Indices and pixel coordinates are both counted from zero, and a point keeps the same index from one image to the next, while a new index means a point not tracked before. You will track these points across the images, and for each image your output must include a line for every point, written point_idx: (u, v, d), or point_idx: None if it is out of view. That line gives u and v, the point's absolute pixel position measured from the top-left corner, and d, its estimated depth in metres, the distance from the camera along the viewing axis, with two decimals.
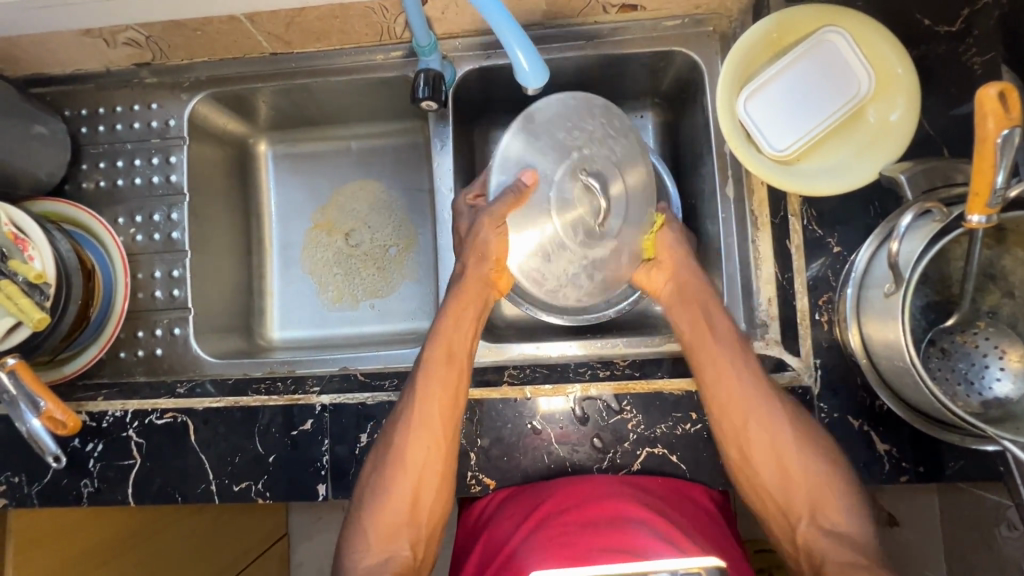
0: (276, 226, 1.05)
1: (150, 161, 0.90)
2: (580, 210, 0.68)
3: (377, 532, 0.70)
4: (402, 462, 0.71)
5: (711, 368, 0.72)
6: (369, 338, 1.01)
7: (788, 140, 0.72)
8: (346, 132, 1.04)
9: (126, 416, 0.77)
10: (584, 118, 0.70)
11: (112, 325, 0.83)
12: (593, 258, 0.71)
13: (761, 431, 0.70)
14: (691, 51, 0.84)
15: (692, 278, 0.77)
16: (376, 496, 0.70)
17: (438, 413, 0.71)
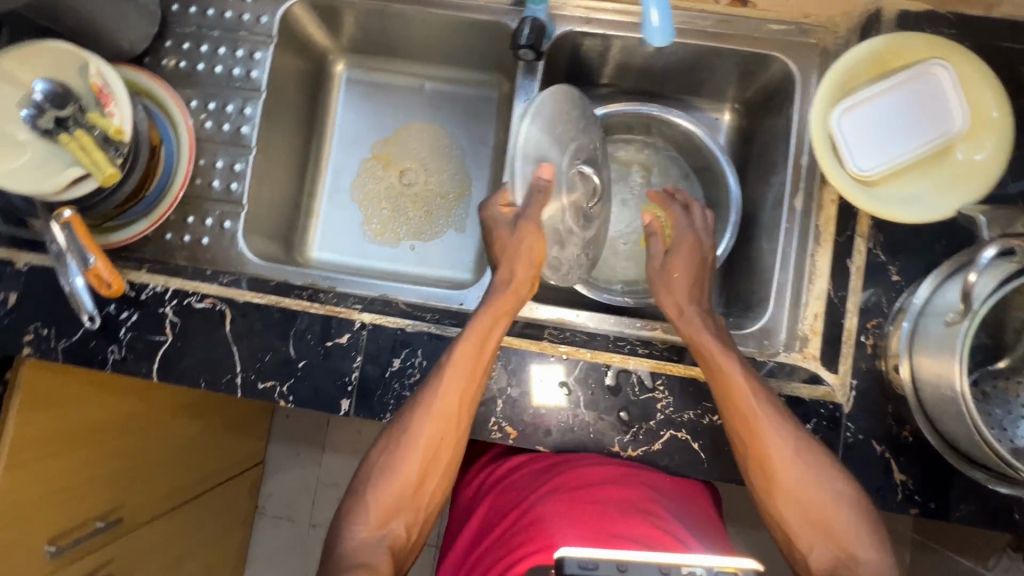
0: (335, 148, 1.06)
1: (233, 52, 0.88)
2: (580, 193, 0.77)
3: (381, 502, 0.68)
4: (422, 442, 0.69)
5: (738, 415, 0.68)
6: (407, 275, 1.02)
7: (874, 162, 0.72)
8: (423, 72, 1.06)
9: (165, 293, 0.76)
10: (547, 110, 0.72)
11: (167, 204, 0.83)
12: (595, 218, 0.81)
13: (774, 428, 0.67)
14: (790, 60, 0.83)
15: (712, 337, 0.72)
16: (389, 467, 0.69)
17: (464, 401, 0.70)
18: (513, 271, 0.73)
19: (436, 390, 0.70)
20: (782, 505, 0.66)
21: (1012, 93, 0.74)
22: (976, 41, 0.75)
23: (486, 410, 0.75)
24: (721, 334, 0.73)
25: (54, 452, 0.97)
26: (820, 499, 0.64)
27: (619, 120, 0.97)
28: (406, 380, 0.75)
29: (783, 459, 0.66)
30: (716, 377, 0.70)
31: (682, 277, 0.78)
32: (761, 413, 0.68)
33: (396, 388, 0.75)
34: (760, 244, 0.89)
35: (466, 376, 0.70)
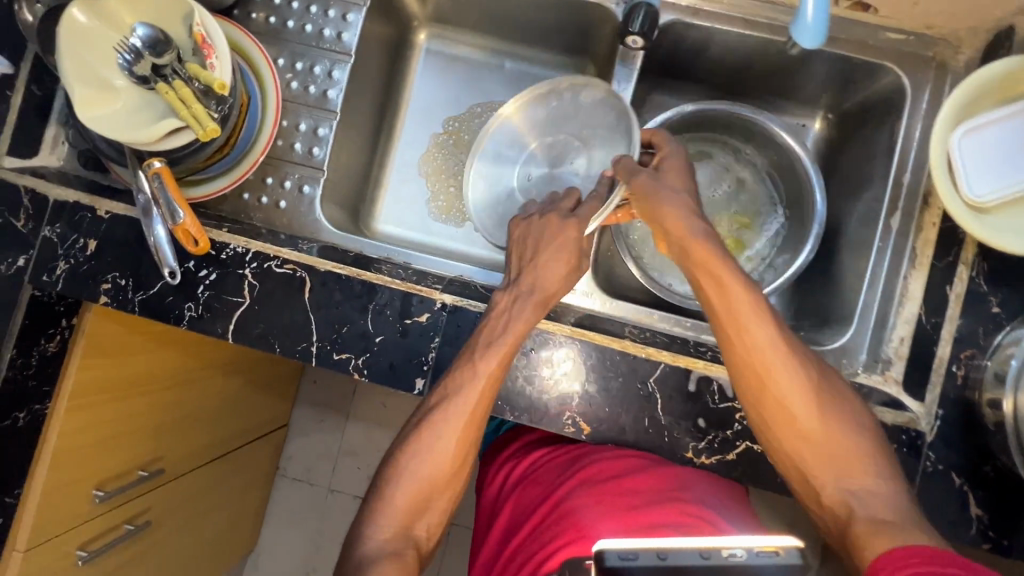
0: (408, 119, 1.03)
1: (325, 11, 0.85)
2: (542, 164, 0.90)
3: (403, 505, 0.67)
4: (446, 440, 0.68)
5: (734, 331, 0.65)
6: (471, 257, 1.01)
7: (993, 187, 0.69)
8: (505, 49, 1.02)
9: (245, 254, 0.75)
10: (609, 118, 0.84)
11: (247, 163, 0.81)
12: (498, 158, 0.91)
13: (779, 357, 0.64)
14: (904, 73, 0.80)
15: (699, 241, 0.67)
16: (410, 467, 0.68)
17: (488, 403, 0.69)
18: (552, 271, 0.75)
19: (465, 393, 0.68)
20: (777, 419, 0.64)
21: None
22: None
23: (560, 402, 0.74)
24: (705, 233, 0.68)
25: (110, 398, 0.96)
26: (836, 442, 0.63)
27: (706, 115, 0.94)
28: None
29: (774, 374, 0.64)
30: (714, 287, 0.66)
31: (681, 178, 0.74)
32: (743, 316, 0.64)
33: None
34: (845, 260, 0.86)
35: (491, 375, 0.69)
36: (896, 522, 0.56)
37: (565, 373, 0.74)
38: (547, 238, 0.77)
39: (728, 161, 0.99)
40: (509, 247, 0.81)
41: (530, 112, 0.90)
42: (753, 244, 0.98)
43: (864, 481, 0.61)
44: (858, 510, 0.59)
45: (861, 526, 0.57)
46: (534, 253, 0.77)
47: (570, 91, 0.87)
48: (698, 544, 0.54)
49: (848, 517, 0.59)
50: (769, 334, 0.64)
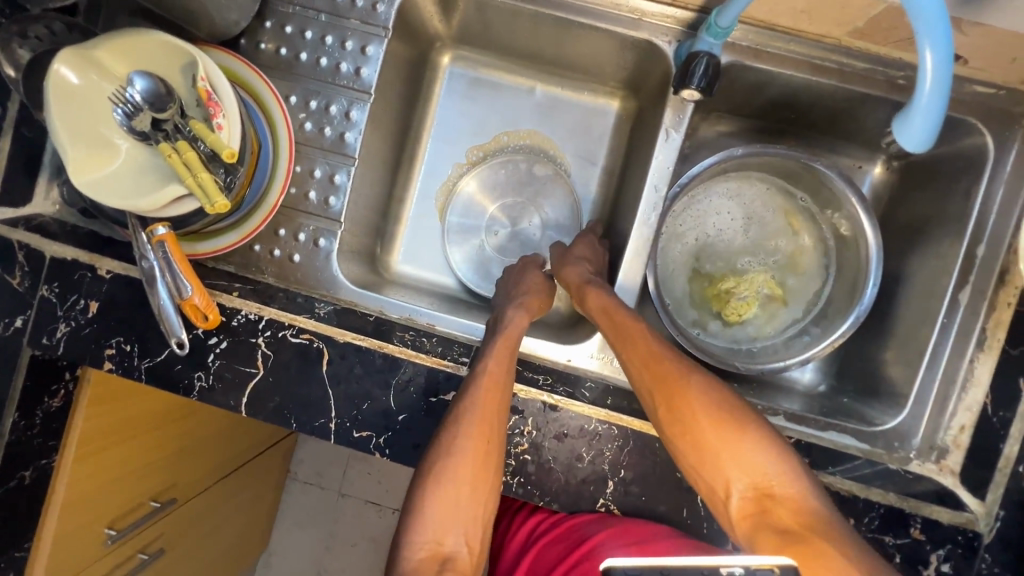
0: (430, 149, 0.96)
1: (342, 43, 0.76)
2: (498, 227, 0.97)
3: (435, 519, 0.62)
4: (466, 442, 0.63)
5: (637, 364, 0.67)
6: (478, 294, 0.94)
7: None
8: (537, 74, 0.93)
9: (258, 322, 0.70)
10: (542, 167, 0.96)
11: (259, 217, 0.75)
12: (468, 228, 0.96)
13: (683, 376, 0.64)
14: (988, 133, 0.72)
15: (601, 294, 0.73)
16: (433, 480, 0.63)
17: (498, 402, 0.66)
18: (533, 292, 0.80)
19: (473, 391, 0.65)
20: (689, 441, 0.62)
21: None
22: None
23: (593, 488, 0.69)
24: (605, 288, 0.75)
25: (124, 439, 0.93)
26: (760, 461, 0.58)
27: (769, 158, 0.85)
28: (512, 449, 0.70)
29: (679, 393, 0.63)
30: (609, 323, 0.71)
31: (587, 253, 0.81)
32: (643, 349, 0.67)
33: None
34: (902, 329, 0.80)
35: (501, 372, 0.67)
36: (810, 535, 0.51)
37: (599, 460, 0.69)
38: (523, 275, 0.83)
39: (801, 246, 0.92)
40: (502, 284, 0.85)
41: (488, 180, 0.96)
42: (775, 322, 0.91)
43: (774, 491, 0.56)
44: (769, 525, 0.54)
45: (770, 543, 0.52)
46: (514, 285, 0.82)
47: (509, 150, 0.96)
48: (700, 563, 0.43)
49: (757, 532, 0.54)
50: (663, 360, 0.66)
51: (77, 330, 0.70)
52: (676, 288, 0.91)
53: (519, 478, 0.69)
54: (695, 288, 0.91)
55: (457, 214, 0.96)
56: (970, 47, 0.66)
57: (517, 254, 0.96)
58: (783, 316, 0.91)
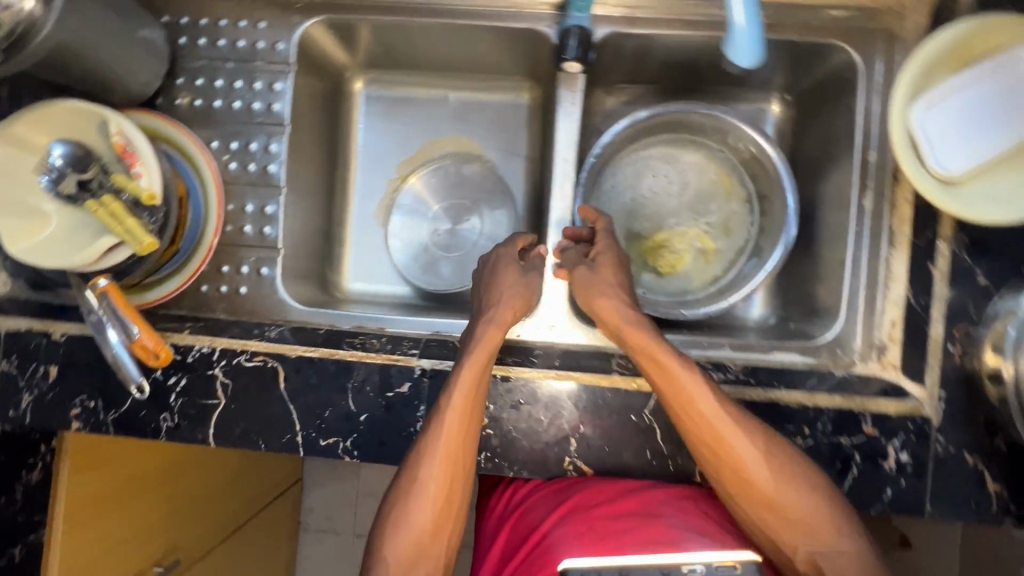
0: (361, 171, 1.01)
1: (251, 84, 0.81)
2: (436, 227, 1.00)
3: (397, 557, 0.64)
4: (429, 481, 0.64)
5: (687, 416, 0.64)
6: (427, 293, 0.98)
7: (962, 160, 0.66)
8: (447, 83, 0.99)
9: (212, 354, 0.73)
10: (469, 165, 1.01)
11: (199, 257, 0.79)
12: (408, 233, 1.01)
13: (737, 431, 0.64)
14: (853, 50, 0.78)
15: (644, 334, 0.67)
16: (398, 521, 0.64)
17: (462, 437, 0.66)
18: (510, 298, 0.73)
19: (437, 431, 0.65)
20: (747, 495, 0.64)
21: None
22: None
23: (557, 449, 0.72)
24: (645, 322, 0.69)
25: (115, 503, 0.94)
26: (818, 512, 0.63)
27: (681, 117, 0.91)
28: None
29: (734, 448, 0.64)
30: (655, 368, 0.66)
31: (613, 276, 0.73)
32: (698, 401, 0.64)
33: None
34: (825, 246, 0.83)
35: (466, 408, 0.66)
36: None
37: (558, 421, 0.72)
38: (501, 280, 0.74)
39: (733, 211, 0.95)
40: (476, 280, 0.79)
41: (421, 187, 1.01)
42: (710, 270, 0.95)
43: (831, 548, 0.62)
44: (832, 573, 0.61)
45: None
46: (490, 291, 0.74)
47: (437, 157, 1.01)
48: (659, 563, 0.62)
49: None
50: (721, 419, 0.64)
51: (41, 396, 0.73)
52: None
53: (485, 453, 0.72)
54: (630, 249, 0.95)
55: (401, 221, 1.01)
56: None
57: (457, 249, 0.99)
58: (720, 260, 0.95)
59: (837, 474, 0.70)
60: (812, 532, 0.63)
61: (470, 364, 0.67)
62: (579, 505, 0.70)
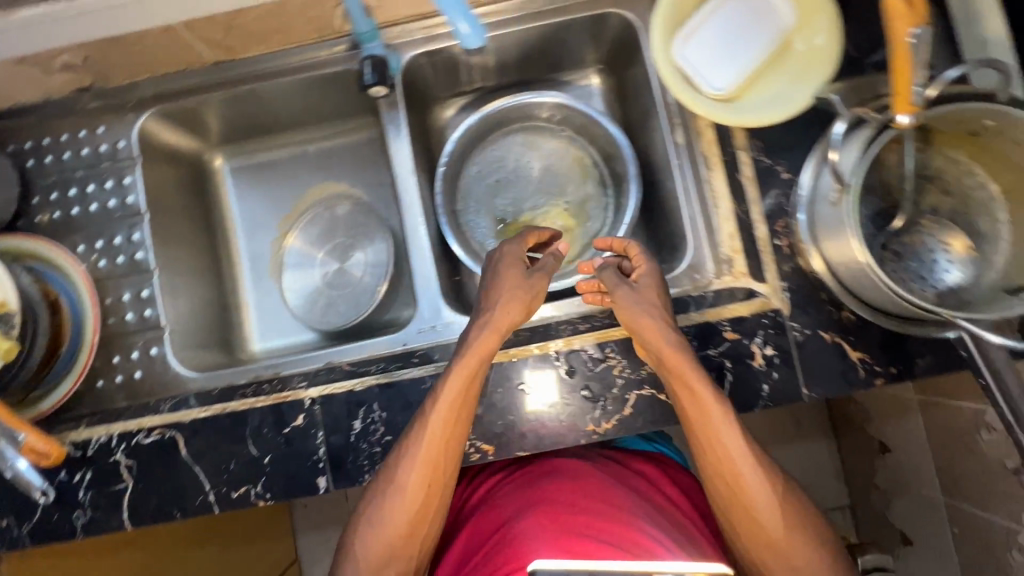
0: (243, 239, 1.06)
1: (103, 185, 0.87)
2: (323, 267, 1.05)
3: (370, 556, 0.68)
4: (406, 485, 0.67)
5: (704, 447, 0.68)
6: (327, 333, 1.02)
7: (727, 78, 0.75)
8: (302, 137, 1.05)
9: (111, 441, 0.75)
10: (343, 204, 1.06)
11: (85, 355, 0.80)
12: (299, 279, 1.05)
13: (749, 469, 0.67)
14: (625, 12, 0.86)
15: (680, 350, 0.67)
16: (376, 520, 0.68)
17: (446, 447, 0.68)
18: (512, 296, 0.71)
19: (420, 439, 0.68)
20: (745, 525, 0.68)
21: None
22: None
23: None
24: (683, 343, 0.68)
25: None
26: (808, 555, 0.67)
27: (515, 111, 1.00)
28: (373, 437, 0.74)
29: (744, 483, 0.67)
30: (683, 391, 0.67)
31: (653, 296, 0.71)
32: (724, 437, 0.67)
33: (366, 448, 0.74)
34: (664, 186, 0.90)
35: (452, 416, 0.68)
36: None
37: None
38: (504, 283, 0.72)
39: (588, 193, 1.01)
40: (486, 269, 0.76)
41: (304, 236, 1.06)
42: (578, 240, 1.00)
43: None
44: None
45: None
46: (490, 295, 0.72)
47: (316, 205, 1.07)
48: (635, 569, 0.58)
49: None
50: (739, 460, 0.67)
51: None
52: (484, 242, 1.00)
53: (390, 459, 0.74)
54: (502, 239, 1.01)
55: (292, 272, 1.05)
56: None
57: (346, 284, 1.04)
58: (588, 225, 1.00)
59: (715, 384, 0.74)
60: None
61: (458, 372, 0.68)
62: (552, 499, 0.74)
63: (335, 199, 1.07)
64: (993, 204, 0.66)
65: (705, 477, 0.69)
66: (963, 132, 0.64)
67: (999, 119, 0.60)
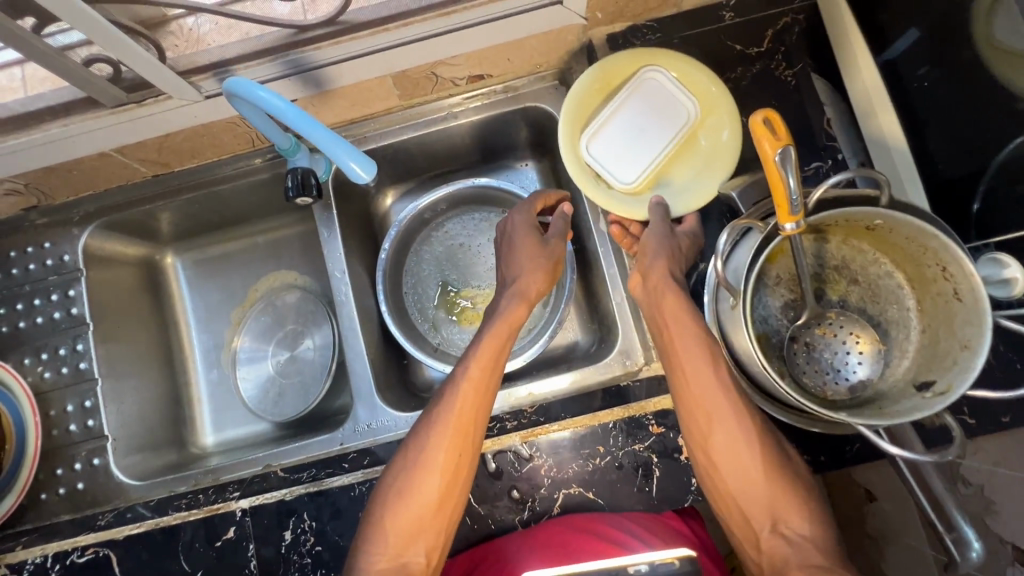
0: (196, 331, 1.04)
1: (50, 298, 0.90)
2: (272, 358, 1.03)
3: (396, 530, 0.68)
4: (435, 452, 0.69)
5: (701, 407, 0.67)
6: (281, 425, 0.98)
7: (636, 174, 0.78)
8: (254, 230, 1.05)
9: (47, 561, 0.80)
10: (291, 294, 1.05)
11: (27, 468, 0.83)
12: (250, 369, 1.02)
13: (739, 419, 0.66)
14: (545, 105, 0.88)
15: (671, 282, 0.71)
16: (402, 495, 0.69)
17: (476, 415, 0.70)
18: (534, 267, 0.80)
19: (450, 404, 0.70)
20: (731, 471, 0.66)
21: (731, 67, 0.81)
22: (680, 37, 0.81)
23: None
24: (681, 287, 0.71)
25: None
26: (792, 502, 0.65)
27: (456, 197, 0.99)
28: (304, 548, 0.75)
29: (723, 430, 0.66)
30: (676, 339, 0.69)
31: (684, 246, 0.75)
32: (708, 385, 0.67)
33: (296, 560, 0.75)
34: (593, 272, 0.91)
35: (484, 379, 0.72)
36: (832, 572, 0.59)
37: None
38: (523, 248, 0.81)
39: None
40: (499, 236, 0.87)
41: (254, 328, 1.04)
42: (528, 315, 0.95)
43: (796, 534, 0.64)
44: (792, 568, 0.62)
45: None
46: (514, 263, 0.82)
47: (267, 295, 1.06)
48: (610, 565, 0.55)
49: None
50: (737, 410, 0.66)
51: None
52: (433, 326, 0.99)
53: (320, 570, 0.75)
54: (454, 321, 0.99)
55: (245, 363, 1.03)
56: (478, 68, 0.83)
57: (296, 373, 1.01)
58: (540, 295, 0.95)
59: (642, 481, 0.73)
60: (781, 514, 0.65)
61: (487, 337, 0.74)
62: (548, 541, 0.72)
63: (283, 287, 1.06)
64: (899, 291, 0.67)
65: (694, 439, 0.68)
66: (859, 227, 0.64)
67: (886, 219, 0.60)
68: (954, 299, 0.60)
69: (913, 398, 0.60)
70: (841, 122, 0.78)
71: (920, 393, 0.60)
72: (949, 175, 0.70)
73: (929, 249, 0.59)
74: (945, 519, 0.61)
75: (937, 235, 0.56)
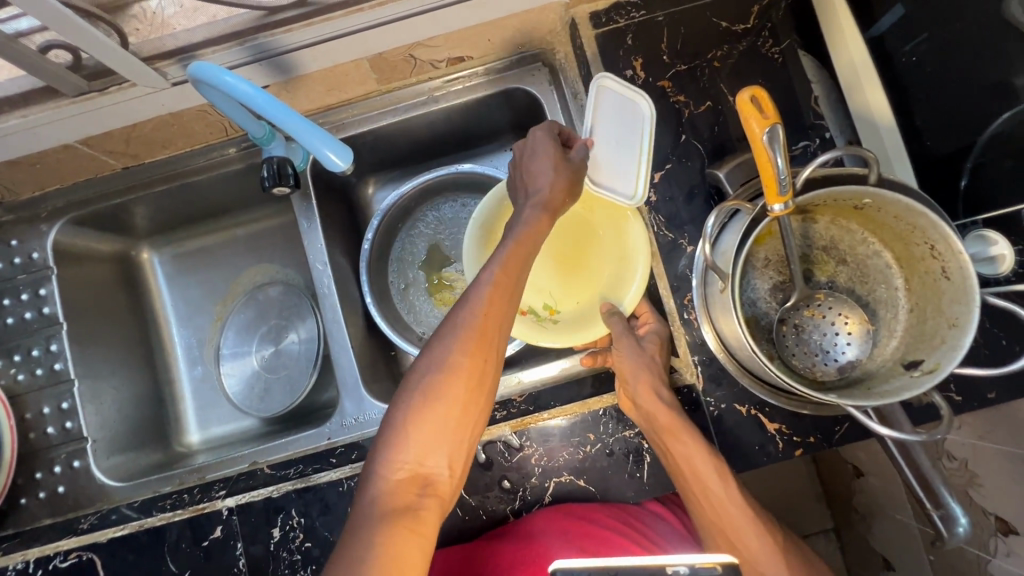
0: (176, 328, 1.02)
1: (20, 298, 0.87)
2: (255, 354, 1.00)
3: (417, 439, 0.57)
4: (463, 351, 0.58)
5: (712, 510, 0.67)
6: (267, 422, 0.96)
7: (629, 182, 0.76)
8: (233, 222, 1.02)
9: (29, 566, 0.78)
10: (274, 286, 1.02)
11: (3, 473, 0.80)
12: (234, 365, 1.00)
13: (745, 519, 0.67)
14: (528, 85, 0.85)
15: (661, 404, 0.68)
16: (424, 401, 0.57)
17: (504, 315, 0.61)
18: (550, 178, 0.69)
19: (478, 298, 0.60)
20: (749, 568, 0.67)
21: (716, 45, 0.79)
22: (664, 14, 0.79)
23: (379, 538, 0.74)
24: (670, 401, 0.70)
25: None
26: None
27: (438, 184, 0.96)
28: (293, 544, 0.74)
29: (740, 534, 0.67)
30: (675, 454, 0.67)
31: (655, 351, 0.74)
32: (717, 495, 0.66)
33: (286, 556, 0.74)
34: None
35: (512, 277, 0.62)
36: None
37: None
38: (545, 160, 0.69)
39: None
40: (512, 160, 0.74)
41: (236, 323, 1.02)
42: None
43: None
44: None
45: None
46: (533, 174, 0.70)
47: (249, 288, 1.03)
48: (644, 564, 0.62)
49: None
50: (744, 514, 0.67)
51: None
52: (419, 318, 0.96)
53: (311, 566, 0.74)
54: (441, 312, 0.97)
55: (228, 359, 1.00)
56: (456, 48, 0.80)
57: (281, 368, 0.99)
58: None
59: (633, 467, 0.73)
60: None
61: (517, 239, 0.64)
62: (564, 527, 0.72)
63: (266, 280, 1.03)
64: (887, 271, 0.66)
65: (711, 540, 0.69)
66: (847, 207, 0.64)
67: (874, 198, 0.59)
68: (941, 277, 0.59)
69: (901, 378, 0.60)
70: (829, 100, 0.77)
71: (908, 372, 0.60)
72: (937, 152, 0.69)
73: (917, 227, 0.59)
74: (934, 497, 0.61)
75: (925, 211, 0.55)
